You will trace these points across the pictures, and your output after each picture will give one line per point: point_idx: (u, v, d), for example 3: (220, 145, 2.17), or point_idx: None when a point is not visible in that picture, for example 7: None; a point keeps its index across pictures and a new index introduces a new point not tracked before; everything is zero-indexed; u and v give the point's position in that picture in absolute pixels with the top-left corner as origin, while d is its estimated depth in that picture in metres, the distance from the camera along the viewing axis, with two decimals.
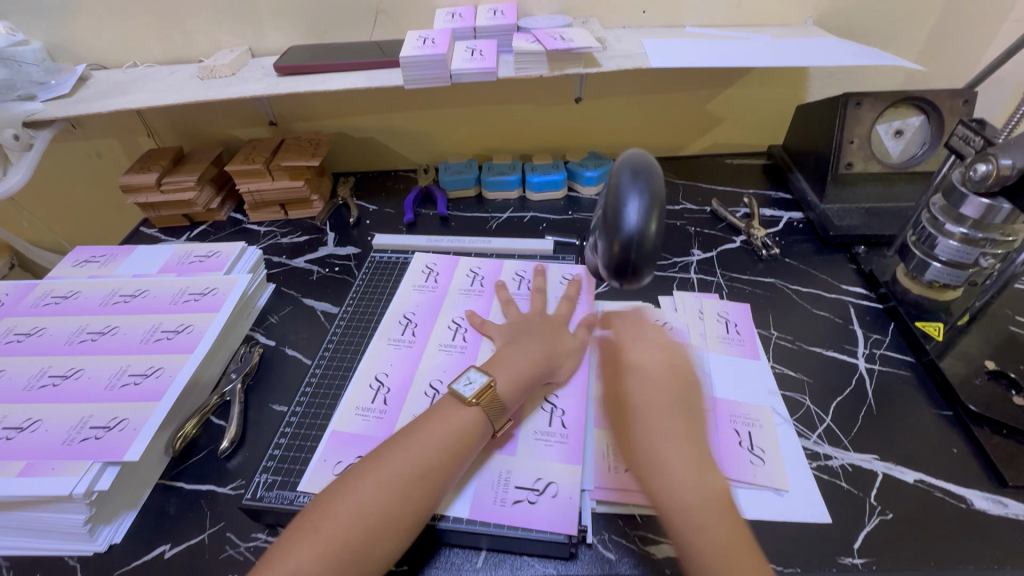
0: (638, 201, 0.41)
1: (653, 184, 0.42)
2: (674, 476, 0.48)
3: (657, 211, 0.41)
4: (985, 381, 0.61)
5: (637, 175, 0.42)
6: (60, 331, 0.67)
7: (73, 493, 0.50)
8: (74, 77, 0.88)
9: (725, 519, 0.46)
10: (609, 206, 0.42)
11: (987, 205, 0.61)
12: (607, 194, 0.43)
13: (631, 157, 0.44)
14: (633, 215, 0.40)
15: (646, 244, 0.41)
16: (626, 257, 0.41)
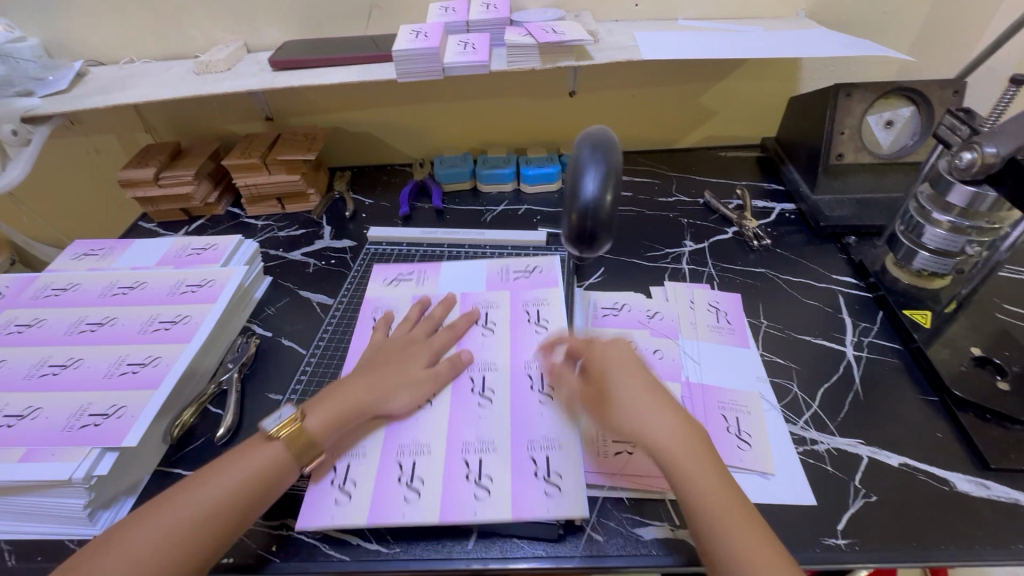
0: (594, 174, 0.45)
1: (609, 160, 0.46)
2: (705, 494, 0.46)
3: (612, 182, 0.45)
4: (970, 367, 0.62)
5: (595, 151, 0.46)
6: (60, 322, 0.68)
7: (72, 478, 0.51)
8: (71, 73, 0.89)
9: (755, 544, 0.43)
10: (570, 179, 0.46)
11: (973, 192, 0.61)
12: (570, 170, 0.47)
13: (592, 135, 0.48)
14: (590, 185, 0.45)
15: (602, 212, 0.45)
16: (584, 225, 0.46)
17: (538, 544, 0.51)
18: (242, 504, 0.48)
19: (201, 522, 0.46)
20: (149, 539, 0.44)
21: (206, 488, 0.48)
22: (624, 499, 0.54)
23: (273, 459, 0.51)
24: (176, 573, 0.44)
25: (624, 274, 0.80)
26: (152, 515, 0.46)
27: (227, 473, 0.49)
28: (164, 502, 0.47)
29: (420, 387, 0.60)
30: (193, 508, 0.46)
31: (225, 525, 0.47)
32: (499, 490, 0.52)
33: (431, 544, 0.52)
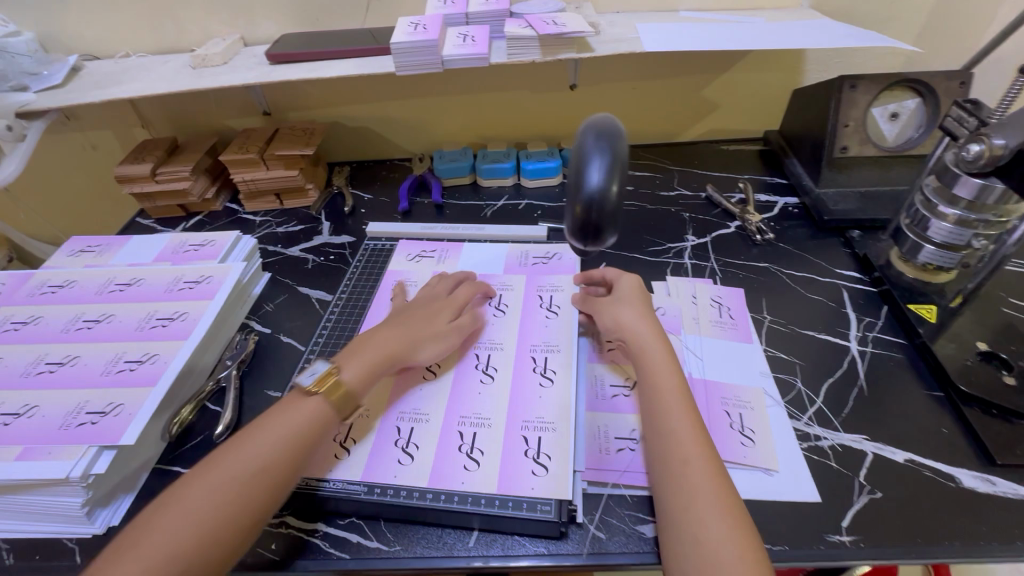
0: (600, 163, 0.43)
1: (615, 147, 0.43)
2: (681, 448, 0.48)
3: (618, 173, 0.43)
4: (976, 362, 0.61)
5: (601, 138, 0.43)
6: (56, 320, 0.68)
7: (69, 477, 0.51)
8: (66, 67, 0.88)
9: (718, 491, 0.45)
10: (574, 169, 0.44)
11: (980, 185, 0.61)
12: (573, 158, 0.44)
13: (597, 122, 0.45)
14: (595, 176, 0.42)
15: (608, 204, 0.43)
16: (589, 218, 0.43)
17: (540, 541, 0.51)
18: (293, 456, 0.49)
19: (255, 476, 0.46)
20: (207, 497, 0.44)
21: (253, 445, 0.48)
22: (626, 496, 0.53)
23: (317, 412, 0.52)
24: (233, 530, 0.44)
25: (626, 269, 0.79)
26: (206, 475, 0.46)
27: (278, 428, 0.50)
28: (213, 464, 0.47)
29: (444, 343, 0.62)
30: (246, 464, 0.47)
31: (280, 476, 0.48)
32: (488, 462, 0.54)
33: (432, 542, 0.51)
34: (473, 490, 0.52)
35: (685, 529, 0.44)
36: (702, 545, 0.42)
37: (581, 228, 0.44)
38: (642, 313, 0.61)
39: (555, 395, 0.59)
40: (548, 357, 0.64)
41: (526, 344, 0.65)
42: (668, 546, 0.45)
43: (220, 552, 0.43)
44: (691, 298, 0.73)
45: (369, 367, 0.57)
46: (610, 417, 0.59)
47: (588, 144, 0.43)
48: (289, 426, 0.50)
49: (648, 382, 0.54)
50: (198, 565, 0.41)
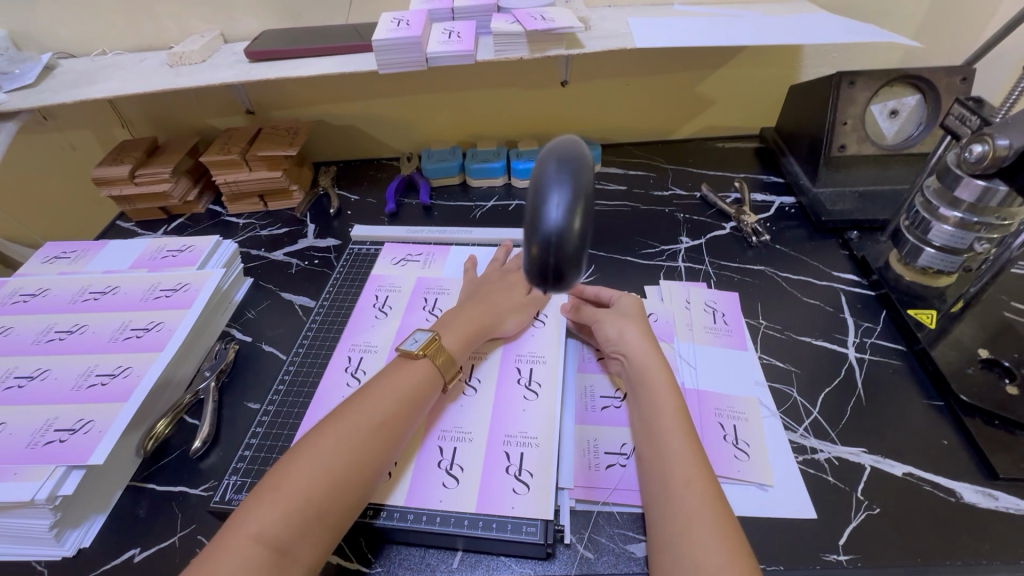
0: (561, 193, 0.30)
1: (582, 172, 0.31)
2: (679, 468, 0.47)
3: (584, 207, 0.30)
4: (978, 369, 0.59)
5: (564, 161, 0.31)
6: (28, 330, 0.65)
7: (35, 499, 0.49)
8: (39, 65, 0.85)
9: (715, 514, 0.43)
10: (529, 198, 0.31)
11: (983, 187, 0.58)
12: (530, 184, 0.32)
13: (558, 144, 0.33)
14: (556, 208, 0.30)
15: (571, 247, 0.30)
16: (546, 263, 0.30)
17: (526, 562, 0.49)
18: (403, 415, 0.51)
19: (373, 431, 0.48)
20: (333, 449, 0.46)
21: (369, 404, 0.50)
22: (614, 514, 0.51)
23: (423, 374, 0.54)
24: (359, 478, 0.46)
25: (617, 272, 0.77)
26: (332, 429, 0.48)
27: (387, 388, 0.52)
28: (333, 420, 0.49)
29: (525, 311, 0.65)
30: (362, 419, 0.49)
31: (394, 432, 0.50)
32: (468, 479, 0.52)
33: (413, 564, 0.49)
34: (452, 510, 0.50)
35: (679, 552, 0.42)
36: (700, 569, 0.40)
37: (537, 278, 0.31)
38: (644, 330, 0.59)
39: (540, 408, 0.57)
40: (532, 368, 0.62)
41: (511, 354, 0.63)
42: (662, 569, 0.42)
43: (343, 500, 0.45)
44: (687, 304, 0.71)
45: (463, 335, 0.59)
46: (600, 430, 0.57)
47: (548, 166, 0.30)
48: (397, 387, 0.52)
49: (649, 401, 0.53)
50: (325, 512, 0.44)
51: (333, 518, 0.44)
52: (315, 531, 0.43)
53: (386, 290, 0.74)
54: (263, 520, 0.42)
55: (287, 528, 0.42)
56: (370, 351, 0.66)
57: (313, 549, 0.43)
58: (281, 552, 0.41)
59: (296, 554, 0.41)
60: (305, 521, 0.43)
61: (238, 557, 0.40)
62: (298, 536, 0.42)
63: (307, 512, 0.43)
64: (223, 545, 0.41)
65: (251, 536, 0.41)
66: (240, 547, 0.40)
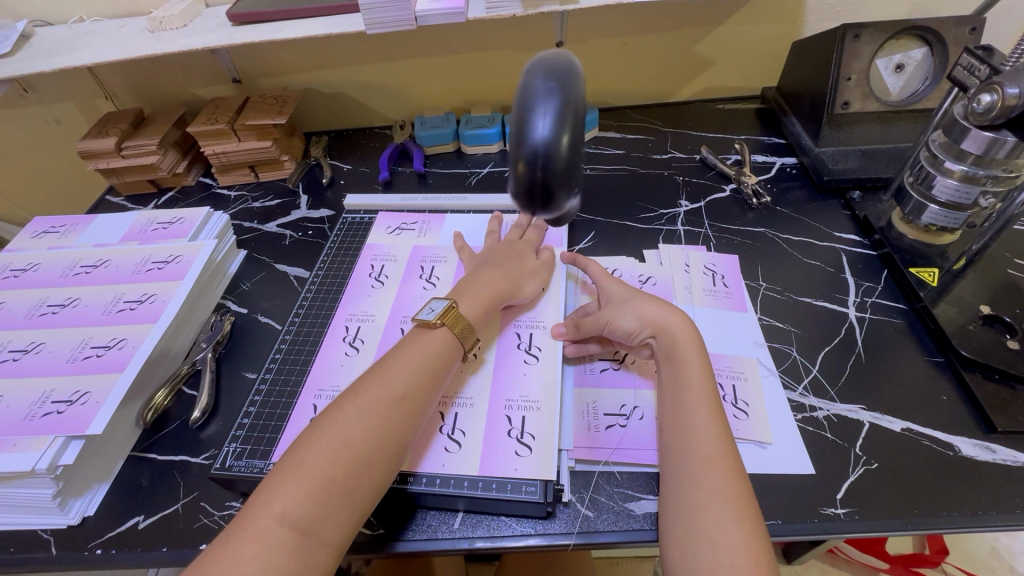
0: (549, 107, 0.33)
1: (568, 86, 0.33)
2: (705, 445, 0.46)
3: (571, 120, 0.33)
4: (979, 326, 0.59)
5: (550, 75, 0.33)
6: (20, 304, 0.65)
7: (35, 469, 0.49)
8: (15, 34, 0.82)
9: (737, 491, 0.43)
10: (516, 114, 0.34)
11: (990, 139, 0.57)
12: (516, 100, 0.34)
13: (547, 57, 0.35)
14: (542, 124, 0.32)
15: (557, 162, 0.33)
16: (534, 178, 0.33)
17: (527, 521, 0.49)
18: (424, 388, 0.50)
19: (395, 406, 0.47)
20: (356, 426, 0.45)
21: (389, 378, 0.49)
22: (613, 473, 0.52)
23: (442, 344, 0.53)
24: (384, 456, 0.45)
25: (616, 237, 0.76)
26: (353, 405, 0.46)
27: (406, 360, 0.50)
28: (353, 396, 0.47)
29: (539, 278, 0.64)
30: (384, 394, 0.47)
31: (416, 405, 0.48)
32: (470, 444, 0.52)
33: (415, 526, 0.50)
34: (454, 472, 0.50)
35: (696, 528, 0.42)
36: (715, 550, 0.40)
37: (526, 193, 0.34)
38: (656, 302, 0.57)
39: (540, 371, 0.57)
40: (531, 333, 0.61)
41: (511, 320, 0.63)
42: (677, 543, 0.43)
43: (367, 480, 0.44)
44: (690, 270, 0.70)
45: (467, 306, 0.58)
46: (599, 394, 0.57)
47: (533, 82, 0.33)
48: (417, 360, 0.51)
49: (673, 374, 0.51)
50: (351, 491, 0.43)
51: (357, 499, 0.43)
52: (340, 512, 0.42)
53: (381, 259, 0.73)
54: (288, 501, 0.41)
55: (314, 509, 0.41)
56: (368, 320, 0.65)
57: (339, 530, 0.42)
58: (308, 534, 0.40)
59: (322, 537, 0.41)
60: (330, 500, 0.42)
61: (264, 539, 0.39)
62: (325, 517, 0.41)
63: (333, 492, 0.42)
64: (246, 526, 0.40)
65: (276, 517, 0.40)
66: (265, 529, 0.39)
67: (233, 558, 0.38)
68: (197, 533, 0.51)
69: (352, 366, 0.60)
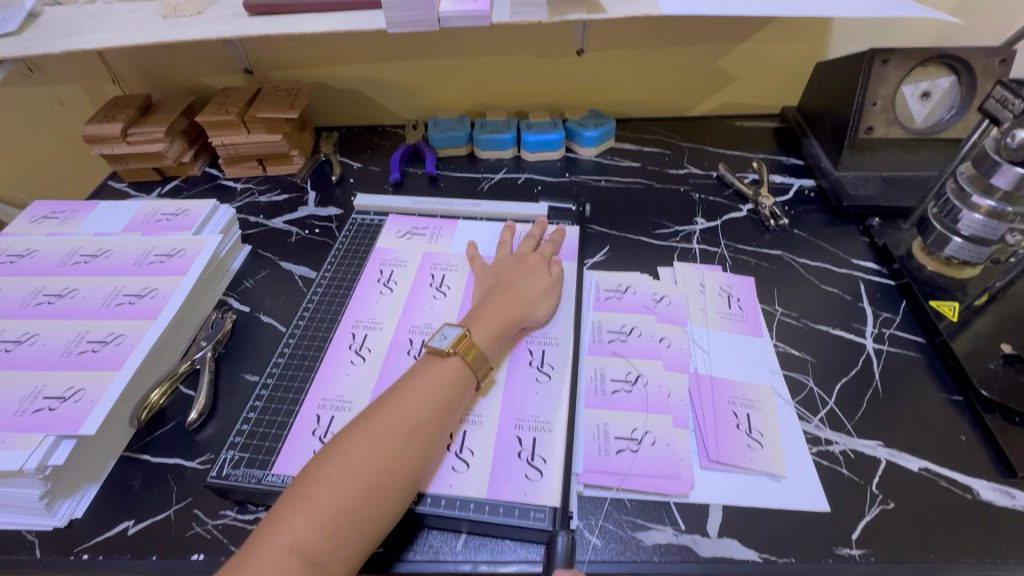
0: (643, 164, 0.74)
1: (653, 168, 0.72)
2: None
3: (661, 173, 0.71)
4: (999, 365, 0.57)
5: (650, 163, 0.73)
6: (15, 293, 0.63)
7: (24, 468, 0.47)
8: (23, 12, 0.79)
9: None
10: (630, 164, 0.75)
11: (1021, 175, 0.56)
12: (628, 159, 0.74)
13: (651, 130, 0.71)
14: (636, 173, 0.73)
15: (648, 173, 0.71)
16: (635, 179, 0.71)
17: (532, 547, 0.48)
18: (437, 418, 0.48)
19: (406, 437, 0.46)
20: (366, 456, 0.44)
21: (402, 406, 0.48)
22: (623, 500, 0.50)
23: (455, 374, 0.51)
24: (394, 490, 0.44)
25: (630, 253, 0.74)
26: (364, 434, 0.45)
27: (417, 389, 0.49)
28: (364, 423, 0.46)
29: (552, 293, 0.63)
30: (395, 424, 0.46)
31: (428, 437, 0.47)
32: (479, 463, 0.51)
33: (417, 546, 0.48)
34: (461, 493, 0.48)
35: None
36: None
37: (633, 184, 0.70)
38: None
39: (552, 391, 0.56)
40: (544, 349, 0.60)
41: (524, 335, 0.61)
42: None
43: (376, 511, 0.43)
44: (713, 292, 0.68)
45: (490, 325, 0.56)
46: (610, 416, 0.55)
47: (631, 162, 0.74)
48: (429, 388, 0.50)
49: None
50: (361, 523, 0.42)
51: (365, 532, 0.42)
52: (348, 544, 0.41)
53: (390, 264, 0.71)
54: (298, 530, 0.40)
55: (321, 539, 0.40)
56: (375, 328, 0.64)
57: (346, 563, 0.41)
58: (316, 565, 0.39)
59: (329, 570, 0.40)
60: (340, 532, 0.41)
61: (274, 568, 0.38)
62: (332, 548, 0.40)
63: (342, 524, 0.41)
64: (255, 553, 0.39)
65: (286, 546, 0.39)
66: (275, 557, 0.39)
67: None
68: (189, 542, 0.49)
69: (359, 376, 0.59)
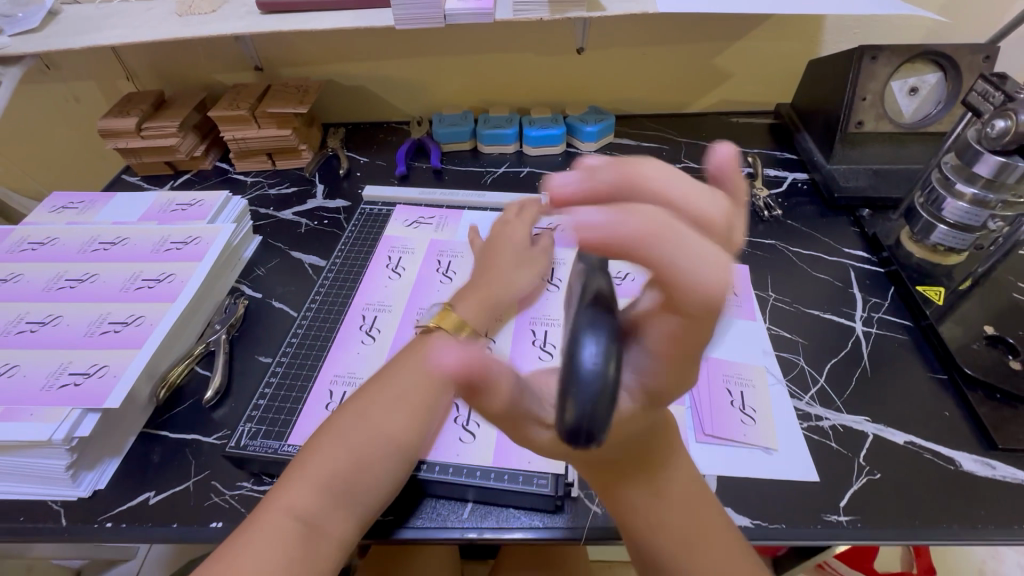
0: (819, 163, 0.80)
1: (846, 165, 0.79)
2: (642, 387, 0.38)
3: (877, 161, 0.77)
4: (982, 345, 0.60)
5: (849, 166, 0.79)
6: (37, 278, 0.65)
7: (52, 439, 0.49)
8: (43, 10, 0.82)
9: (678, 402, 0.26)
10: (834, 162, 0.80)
11: (1002, 163, 0.59)
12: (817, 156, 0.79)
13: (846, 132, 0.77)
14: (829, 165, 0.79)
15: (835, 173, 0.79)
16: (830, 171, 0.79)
17: (536, 515, 0.50)
18: (432, 392, 0.50)
19: (400, 409, 0.48)
20: (360, 426, 0.46)
21: (395, 380, 0.49)
22: None
23: None
24: (388, 458, 0.46)
25: None
26: (357, 407, 0.47)
27: (412, 363, 0.51)
28: (360, 397, 0.49)
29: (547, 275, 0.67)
30: (389, 396, 0.48)
31: (423, 409, 0.49)
32: (483, 435, 0.53)
33: (426, 513, 0.50)
34: (468, 462, 0.51)
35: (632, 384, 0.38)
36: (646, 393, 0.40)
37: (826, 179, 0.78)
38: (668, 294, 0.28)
39: (553, 369, 0.59)
40: (545, 332, 0.63)
41: (525, 317, 0.65)
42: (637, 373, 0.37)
43: (369, 479, 0.45)
44: None
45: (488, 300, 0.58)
46: None
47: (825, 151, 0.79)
48: (423, 363, 0.51)
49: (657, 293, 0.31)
50: (355, 488, 0.44)
51: (360, 498, 0.44)
52: (343, 510, 0.43)
53: (398, 251, 0.74)
54: (294, 495, 0.42)
55: (316, 505, 0.42)
56: (384, 310, 0.66)
57: (342, 527, 0.43)
58: (313, 528, 0.41)
59: (325, 533, 0.42)
60: (335, 497, 0.43)
61: (272, 531, 0.40)
62: (335, 516, 0.43)
63: (336, 490, 0.43)
64: (255, 519, 0.41)
65: (283, 510, 0.41)
66: (273, 520, 0.41)
67: (242, 547, 0.39)
68: (208, 511, 0.51)
69: (369, 355, 0.61)
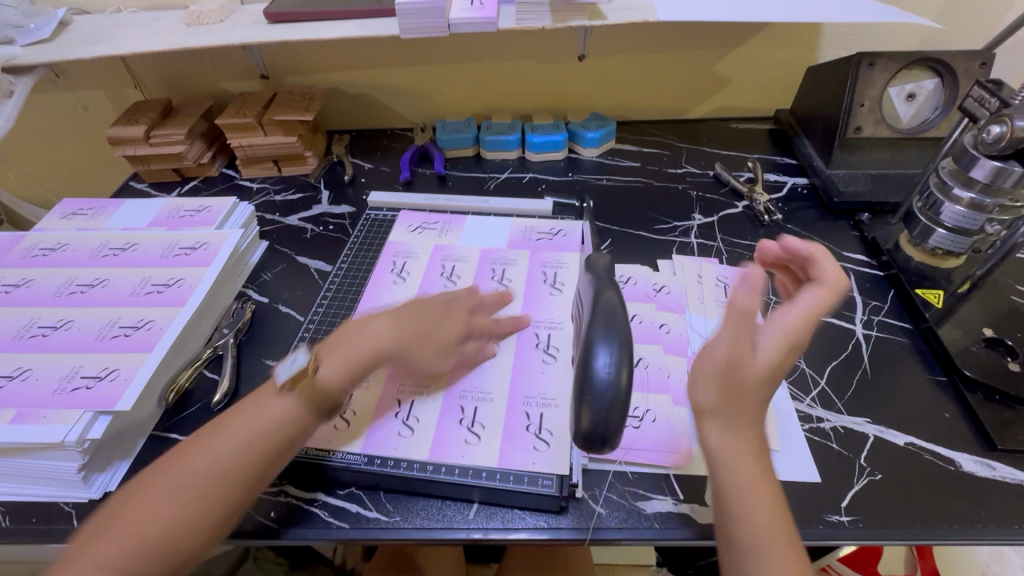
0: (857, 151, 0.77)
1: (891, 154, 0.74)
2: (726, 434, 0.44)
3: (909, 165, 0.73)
4: (981, 347, 0.61)
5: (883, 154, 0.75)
6: (49, 283, 0.66)
7: (65, 441, 0.50)
8: (54, 21, 0.84)
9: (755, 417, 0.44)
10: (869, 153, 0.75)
11: (997, 168, 0.60)
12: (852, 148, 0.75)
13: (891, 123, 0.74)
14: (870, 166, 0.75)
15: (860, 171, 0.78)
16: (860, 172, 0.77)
17: (540, 515, 0.51)
18: (276, 448, 0.46)
19: (242, 462, 0.45)
20: (193, 478, 0.43)
21: (242, 431, 0.46)
22: (626, 473, 0.53)
23: (291, 410, 0.47)
24: (220, 512, 0.43)
25: (630, 246, 0.78)
26: (198, 456, 0.44)
27: (261, 412, 0.47)
28: (203, 443, 0.45)
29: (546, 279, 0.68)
30: (232, 448, 0.45)
31: (262, 464, 0.45)
32: (491, 437, 0.54)
33: (432, 514, 0.51)
34: (479, 464, 0.52)
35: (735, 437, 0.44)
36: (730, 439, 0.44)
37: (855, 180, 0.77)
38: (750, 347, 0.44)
39: (558, 370, 0.59)
40: (549, 333, 0.63)
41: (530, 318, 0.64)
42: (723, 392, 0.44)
43: (198, 532, 0.43)
44: (714, 283, 0.71)
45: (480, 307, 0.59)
46: None
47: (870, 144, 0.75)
48: (273, 414, 0.47)
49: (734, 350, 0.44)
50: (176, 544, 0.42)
51: (182, 553, 0.42)
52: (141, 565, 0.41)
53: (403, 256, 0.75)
54: (109, 549, 0.40)
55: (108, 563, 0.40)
56: None
57: None
58: None
59: None
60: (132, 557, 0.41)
61: None
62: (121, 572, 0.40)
63: (149, 548, 0.41)
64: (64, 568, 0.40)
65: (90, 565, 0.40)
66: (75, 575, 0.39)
67: None
68: None
69: None
